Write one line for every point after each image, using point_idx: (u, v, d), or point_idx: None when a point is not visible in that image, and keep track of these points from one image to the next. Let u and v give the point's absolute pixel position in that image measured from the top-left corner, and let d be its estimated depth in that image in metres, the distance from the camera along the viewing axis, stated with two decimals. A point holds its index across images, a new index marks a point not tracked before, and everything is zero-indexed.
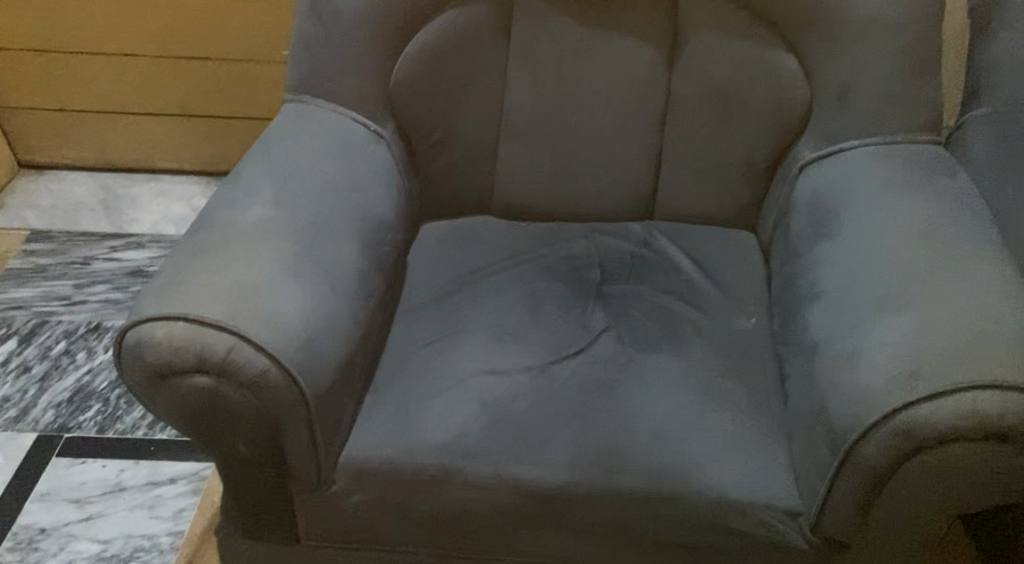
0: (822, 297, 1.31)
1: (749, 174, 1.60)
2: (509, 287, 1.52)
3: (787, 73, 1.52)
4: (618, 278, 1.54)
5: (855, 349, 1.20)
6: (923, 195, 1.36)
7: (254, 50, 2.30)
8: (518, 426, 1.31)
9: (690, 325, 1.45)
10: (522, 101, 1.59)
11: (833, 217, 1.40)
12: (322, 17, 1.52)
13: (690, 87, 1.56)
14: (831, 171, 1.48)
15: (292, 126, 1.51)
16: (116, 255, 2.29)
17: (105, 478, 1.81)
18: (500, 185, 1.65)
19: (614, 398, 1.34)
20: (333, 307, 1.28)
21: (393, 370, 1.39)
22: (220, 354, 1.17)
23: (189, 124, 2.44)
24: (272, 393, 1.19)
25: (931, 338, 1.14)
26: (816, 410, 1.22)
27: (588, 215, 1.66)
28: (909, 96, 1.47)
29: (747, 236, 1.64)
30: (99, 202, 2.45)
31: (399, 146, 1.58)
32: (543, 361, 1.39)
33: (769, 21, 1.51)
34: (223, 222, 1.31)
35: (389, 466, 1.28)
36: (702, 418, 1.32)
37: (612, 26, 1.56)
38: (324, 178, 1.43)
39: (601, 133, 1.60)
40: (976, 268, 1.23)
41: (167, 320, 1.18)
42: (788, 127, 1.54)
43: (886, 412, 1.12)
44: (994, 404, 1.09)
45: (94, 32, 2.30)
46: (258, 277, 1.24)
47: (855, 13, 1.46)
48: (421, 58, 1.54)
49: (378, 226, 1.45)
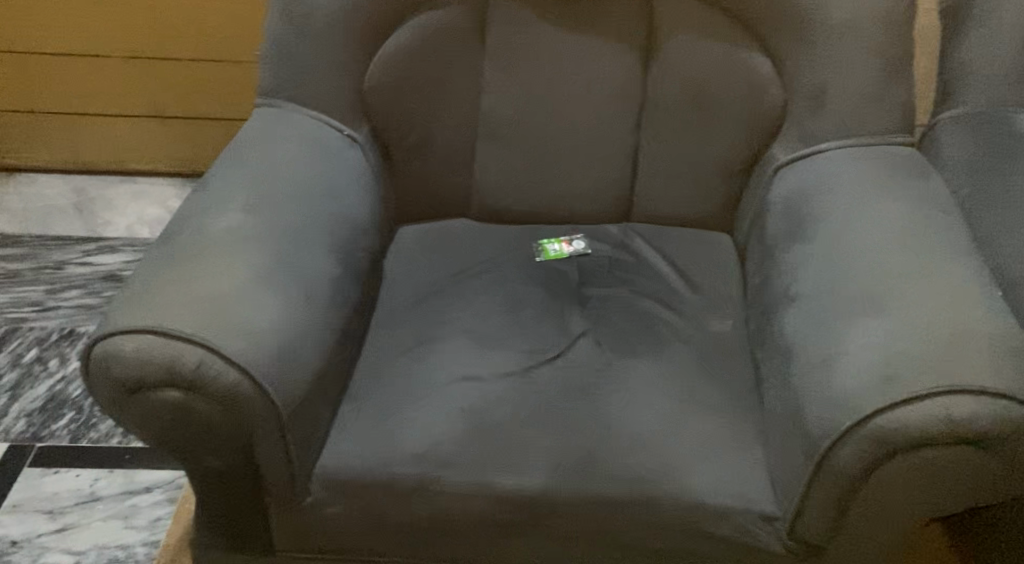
0: (797, 300, 1.30)
1: (725, 176, 1.59)
2: (486, 291, 1.51)
3: (760, 75, 1.51)
4: (595, 281, 1.54)
5: (832, 354, 1.18)
6: (897, 198, 1.35)
7: (228, 50, 2.28)
8: (496, 433, 1.30)
9: (667, 329, 1.45)
10: (497, 103, 1.58)
11: (808, 218, 1.39)
12: (294, 21, 1.50)
13: (666, 89, 1.56)
14: (807, 172, 1.47)
15: (264, 131, 1.49)
16: (90, 260, 2.26)
17: (79, 487, 1.78)
18: (477, 188, 1.64)
19: (593, 403, 1.34)
20: (306, 316, 1.27)
21: (370, 378, 1.38)
22: (190, 368, 1.15)
23: (163, 126, 2.41)
24: (243, 406, 1.17)
25: (907, 342, 1.13)
26: (791, 416, 1.20)
27: (565, 218, 1.65)
28: (884, 98, 1.47)
29: (724, 238, 1.64)
30: (72, 205, 2.42)
31: (374, 150, 1.57)
32: (521, 367, 1.39)
33: (742, 23, 1.51)
34: (195, 229, 1.30)
35: (364, 476, 1.27)
36: (681, 423, 1.31)
37: (586, 27, 1.56)
38: (297, 183, 1.41)
39: (577, 135, 1.59)
40: (949, 271, 1.22)
41: (135, 333, 1.16)
42: (764, 128, 1.54)
43: (861, 418, 1.10)
44: (968, 409, 1.07)
45: (65, 32, 2.27)
46: (229, 287, 1.22)
47: (829, 13, 1.45)
48: (395, 61, 1.53)
49: (353, 231, 1.44)
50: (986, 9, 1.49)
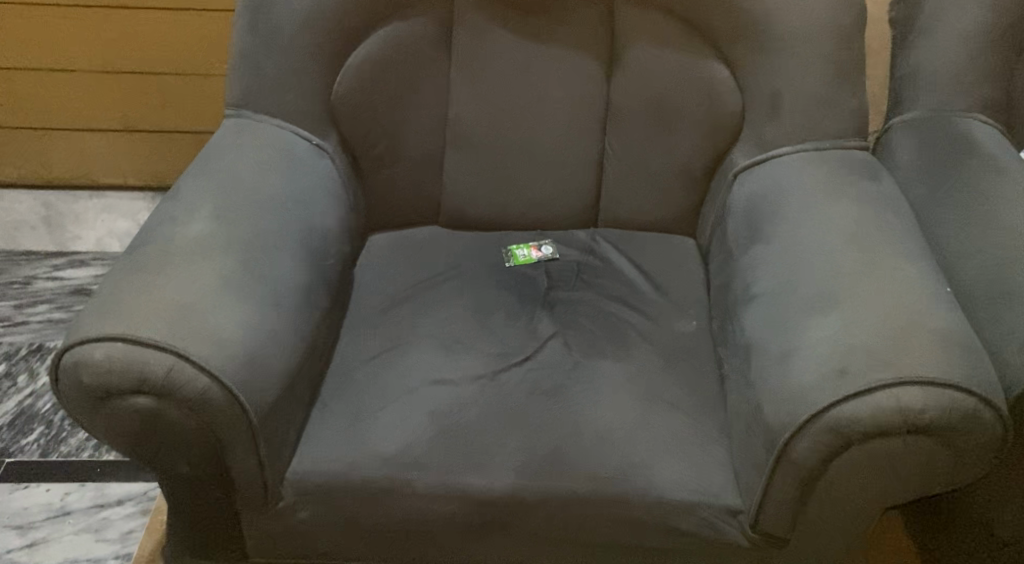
0: (756, 299, 1.33)
1: (687, 180, 1.62)
2: (454, 297, 1.53)
3: (719, 82, 1.55)
4: (563, 285, 1.56)
5: (790, 351, 1.21)
6: (852, 199, 1.39)
7: (196, 63, 2.30)
8: (466, 435, 1.32)
9: (633, 330, 1.48)
10: (463, 111, 1.61)
11: (766, 220, 1.43)
12: (260, 33, 1.53)
13: (628, 97, 1.59)
14: (765, 176, 1.50)
15: (233, 142, 1.51)
16: (59, 274, 2.27)
17: (49, 502, 1.78)
18: (445, 195, 1.66)
19: (560, 404, 1.36)
20: (275, 322, 1.28)
21: (340, 383, 1.40)
22: (159, 375, 1.16)
23: (133, 139, 2.42)
24: (213, 412, 1.19)
25: (860, 336, 1.17)
26: (752, 412, 1.23)
27: (531, 224, 1.68)
28: (839, 102, 1.51)
29: (687, 241, 1.67)
30: (41, 220, 2.42)
31: (343, 159, 1.59)
32: (490, 370, 1.41)
33: (700, 31, 1.55)
34: (163, 238, 1.31)
35: (334, 479, 1.29)
36: (646, 422, 1.34)
37: (549, 36, 1.59)
38: (265, 192, 1.43)
39: (542, 142, 1.62)
40: (901, 268, 1.26)
41: (104, 341, 1.18)
42: (723, 134, 1.57)
43: (816, 410, 1.13)
44: (917, 398, 1.11)
45: (34, 47, 2.28)
46: (199, 294, 1.23)
47: (783, 21, 1.49)
48: (361, 71, 1.55)
49: (322, 239, 1.46)
50: (935, 16, 1.53)
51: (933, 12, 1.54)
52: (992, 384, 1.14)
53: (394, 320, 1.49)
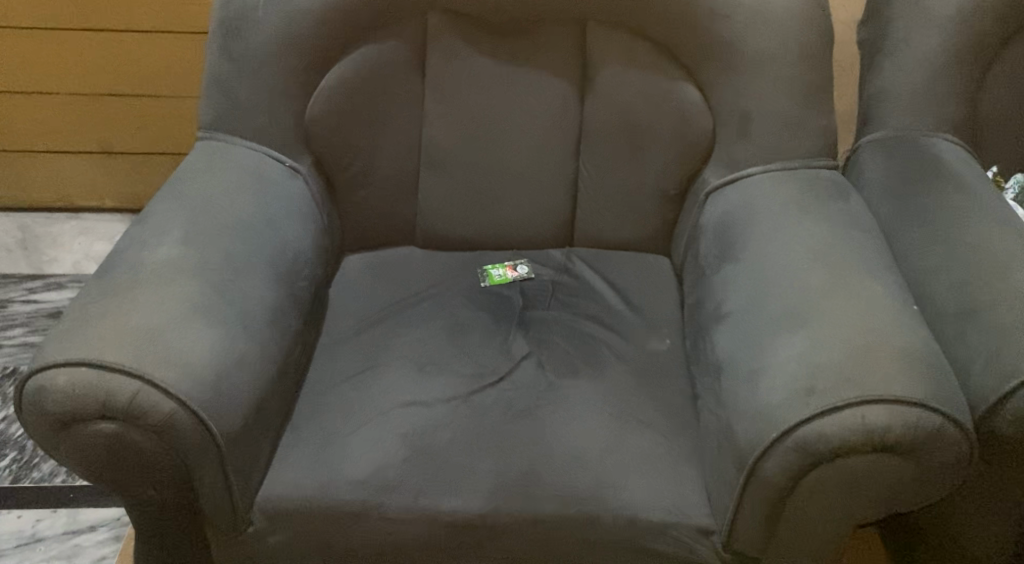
0: (727, 318, 1.33)
1: (660, 200, 1.63)
2: (428, 317, 1.53)
3: (689, 103, 1.56)
4: (537, 304, 1.56)
5: (759, 370, 1.22)
6: (821, 218, 1.40)
7: (171, 85, 2.30)
8: (438, 457, 1.32)
9: (606, 350, 1.48)
10: (435, 133, 1.61)
11: (736, 239, 1.43)
12: (232, 56, 1.52)
13: (599, 117, 1.60)
14: (736, 195, 1.51)
15: (204, 164, 1.51)
16: (35, 297, 2.25)
17: (21, 529, 1.77)
18: (419, 216, 1.66)
19: (533, 425, 1.36)
20: (243, 345, 1.28)
21: (313, 405, 1.39)
22: (124, 400, 1.15)
23: (109, 162, 2.41)
24: (179, 437, 1.18)
25: (828, 355, 1.17)
26: (724, 431, 1.23)
27: (505, 244, 1.69)
28: (808, 122, 1.52)
29: (661, 260, 1.68)
30: (17, 243, 2.40)
31: (316, 180, 1.59)
32: (463, 391, 1.40)
33: (671, 52, 1.56)
34: (131, 262, 1.31)
35: (305, 503, 1.28)
36: (618, 441, 1.34)
37: (521, 58, 1.59)
38: (237, 215, 1.43)
39: (514, 162, 1.63)
40: (868, 287, 1.26)
41: (69, 366, 1.17)
42: (695, 154, 1.58)
43: (784, 429, 1.14)
44: (883, 417, 1.11)
45: (9, 70, 2.28)
46: (166, 318, 1.23)
47: (753, 43, 1.50)
48: (334, 93, 1.55)
49: (294, 261, 1.46)
50: (902, 37, 1.55)
51: (900, 33, 1.55)
52: (958, 402, 1.15)
53: (366, 340, 1.49)
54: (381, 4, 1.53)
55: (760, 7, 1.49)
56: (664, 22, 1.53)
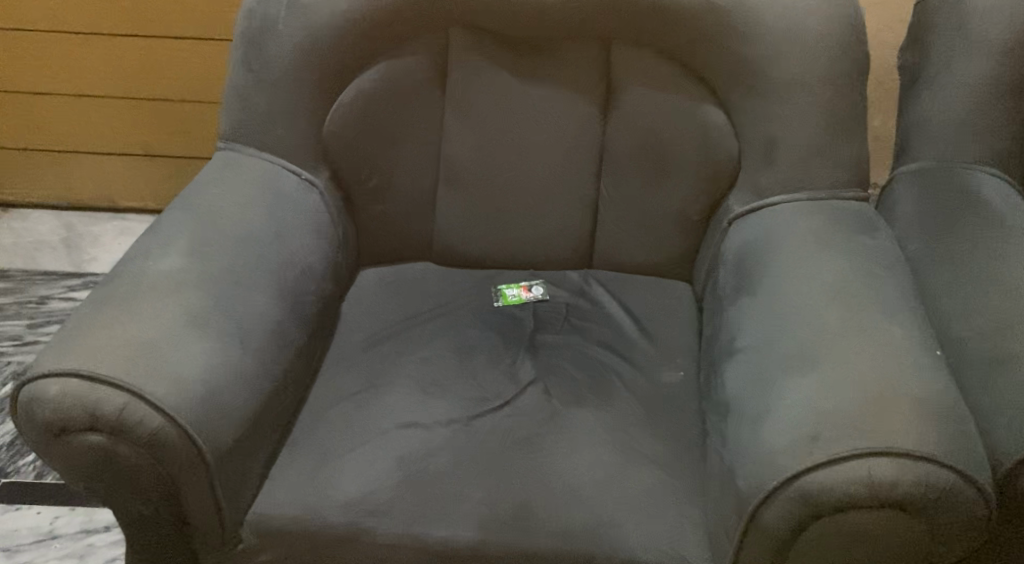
0: (739, 354, 1.28)
1: (682, 226, 1.58)
2: (437, 338, 1.50)
3: (716, 127, 1.51)
4: (549, 328, 1.54)
5: (766, 411, 1.16)
6: (844, 253, 1.34)
7: (210, 91, 2.31)
8: (432, 482, 1.29)
9: (616, 379, 1.44)
10: (455, 150, 1.59)
11: (755, 271, 1.38)
12: (252, 68, 1.51)
13: (622, 139, 1.56)
14: (759, 225, 1.46)
15: (219, 175, 1.50)
16: (72, 294, 2.26)
17: (38, 525, 1.77)
18: (437, 232, 1.64)
19: (534, 454, 1.32)
20: (240, 362, 1.26)
21: (312, 422, 1.37)
22: (112, 413, 1.14)
23: (150, 164, 2.43)
24: (166, 452, 1.16)
25: (837, 401, 1.11)
26: (726, 472, 1.18)
27: (523, 264, 1.65)
28: (838, 152, 1.46)
29: (682, 287, 1.63)
30: (60, 241, 2.43)
31: (333, 194, 1.57)
32: (464, 416, 1.38)
33: (698, 75, 1.51)
34: (135, 272, 1.30)
35: (295, 524, 1.25)
36: (620, 476, 1.30)
37: (544, 77, 1.56)
38: (246, 227, 1.41)
39: (534, 182, 1.59)
40: (886, 328, 1.20)
41: (61, 377, 1.16)
42: (719, 180, 1.53)
43: (785, 478, 1.08)
44: (890, 471, 1.05)
45: (54, 72, 2.31)
46: (163, 332, 1.22)
47: (783, 67, 1.44)
48: (351, 108, 1.53)
49: (302, 276, 1.44)
50: (942, 65, 1.48)
51: (941, 61, 1.49)
52: (974, 457, 1.08)
53: (375, 359, 1.47)
54: (402, 19, 1.50)
55: (792, 31, 1.44)
56: (691, 45, 1.49)
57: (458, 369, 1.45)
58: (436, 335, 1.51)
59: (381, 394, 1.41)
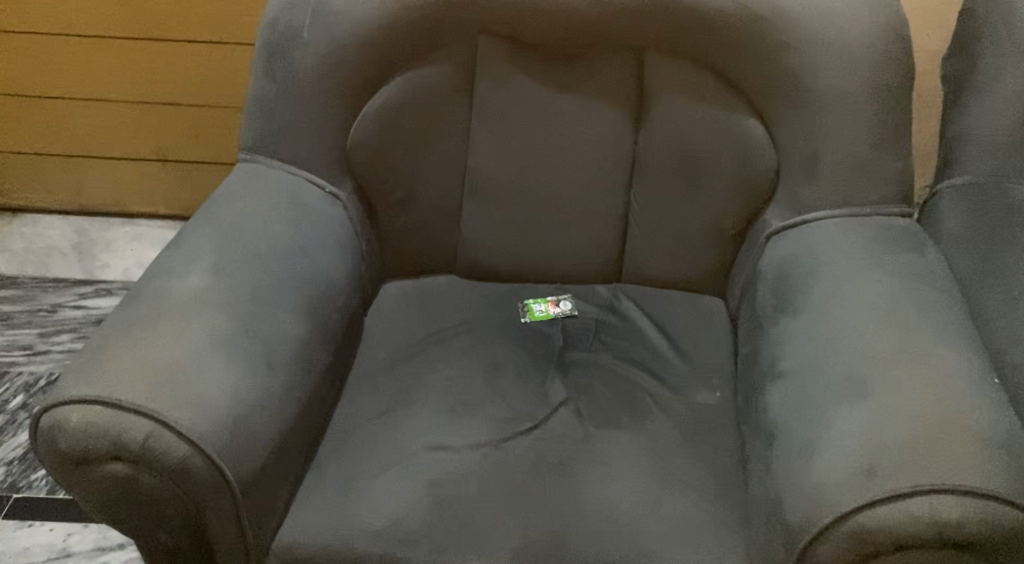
0: (782, 377, 1.24)
1: (716, 240, 1.54)
2: (464, 355, 1.46)
3: (753, 139, 1.46)
4: (580, 345, 1.49)
5: (815, 440, 1.12)
6: (890, 272, 1.29)
7: (227, 97, 2.27)
8: (463, 509, 1.24)
9: (651, 400, 1.40)
10: (483, 161, 1.54)
11: (796, 289, 1.33)
12: (276, 77, 1.47)
13: (656, 151, 1.51)
14: (799, 241, 1.41)
15: (241, 187, 1.45)
16: (85, 302, 2.22)
17: (51, 542, 1.72)
18: (463, 245, 1.59)
19: (567, 479, 1.28)
20: (266, 384, 1.22)
21: (337, 445, 1.33)
22: (137, 442, 1.10)
23: (163, 169, 2.39)
24: (193, 481, 1.12)
25: (892, 433, 1.07)
26: (772, 501, 1.13)
27: (550, 278, 1.61)
28: (880, 166, 1.41)
29: (715, 302, 1.59)
30: (72, 246, 2.39)
31: (357, 207, 1.53)
32: (495, 438, 1.33)
33: (736, 86, 1.46)
34: (157, 291, 1.25)
35: (322, 552, 1.21)
36: (657, 503, 1.25)
37: (576, 86, 1.51)
38: (270, 243, 1.37)
39: (564, 194, 1.55)
40: (939, 354, 1.15)
41: (83, 404, 1.12)
42: (756, 193, 1.48)
43: (841, 514, 1.04)
44: (956, 510, 1.01)
45: (67, 75, 2.26)
46: (186, 355, 1.17)
47: (826, 79, 1.40)
48: (377, 118, 1.49)
49: (326, 292, 1.40)
50: (993, 76, 1.43)
51: (990, 71, 1.44)
52: None
53: (401, 377, 1.43)
54: (429, 26, 1.46)
55: (835, 40, 1.39)
56: (728, 54, 1.44)
57: (488, 389, 1.40)
58: (465, 353, 1.46)
59: (409, 414, 1.36)
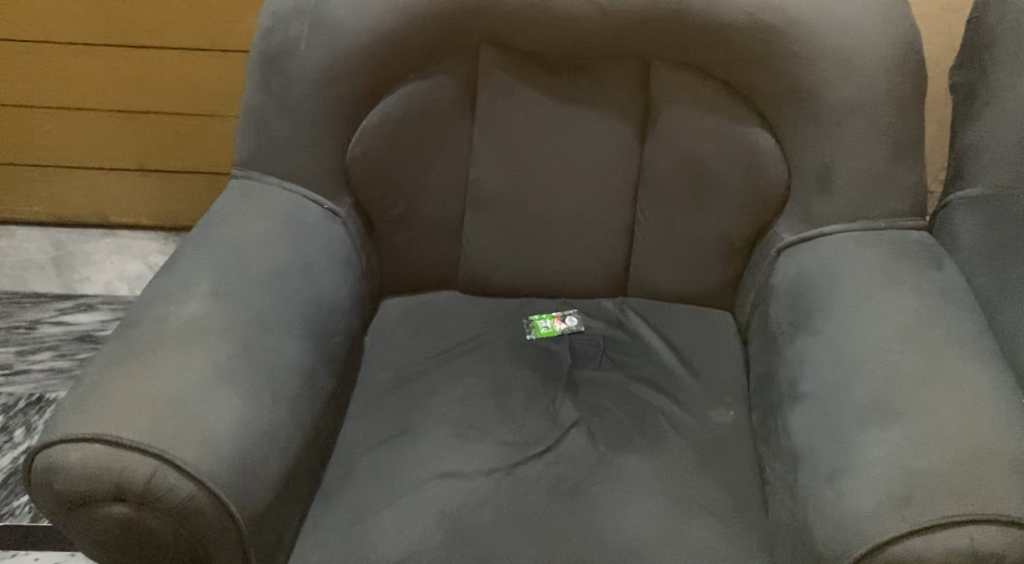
0: (804, 398, 1.20)
1: (725, 253, 1.51)
2: (471, 376, 1.42)
3: (764, 151, 1.43)
4: (588, 363, 1.45)
5: (843, 466, 1.09)
6: (910, 288, 1.26)
7: (212, 105, 2.21)
8: (477, 539, 1.20)
9: (664, 420, 1.36)
10: (485, 174, 1.50)
11: (813, 306, 1.30)
12: (271, 91, 1.42)
13: (662, 162, 1.48)
14: (813, 255, 1.38)
15: (237, 205, 1.40)
16: (65, 318, 2.15)
17: None
18: (464, 260, 1.55)
19: (582, 506, 1.24)
20: (270, 413, 1.17)
21: (343, 473, 1.28)
22: (139, 481, 1.05)
23: (145, 179, 2.33)
24: (199, 521, 1.07)
25: (924, 460, 1.04)
26: (799, 528, 1.10)
27: (555, 293, 1.57)
28: (893, 177, 1.38)
29: (723, 316, 1.55)
30: (50, 260, 2.32)
31: (356, 223, 1.48)
32: (506, 463, 1.29)
33: (745, 96, 1.43)
34: (154, 318, 1.20)
35: None
36: (677, 529, 1.22)
37: (580, 97, 1.47)
38: (270, 265, 1.32)
39: (568, 208, 1.51)
40: (967, 375, 1.13)
41: (81, 442, 1.07)
42: (767, 205, 1.45)
43: (875, 545, 1.01)
44: (994, 541, 0.99)
45: (44, 84, 2.19)
46: (187, 386, 1.12)
47: (838, 89, 1.36)
48: (377, 133, 1.44)
49: (328, 314, 1.35)
50: (1002, 86, 1.40)
51: (1001, 80, 1.41)
52: None
53: (406, 400, 1.38)
54: (429, 37, 1.41)
55: (846, 50, 1.36)
56: (738, 64, 1.40)
57: (496, 412, 1.36)
58: (471, 373, 1.42)
59: (415, 439, 1.32)
